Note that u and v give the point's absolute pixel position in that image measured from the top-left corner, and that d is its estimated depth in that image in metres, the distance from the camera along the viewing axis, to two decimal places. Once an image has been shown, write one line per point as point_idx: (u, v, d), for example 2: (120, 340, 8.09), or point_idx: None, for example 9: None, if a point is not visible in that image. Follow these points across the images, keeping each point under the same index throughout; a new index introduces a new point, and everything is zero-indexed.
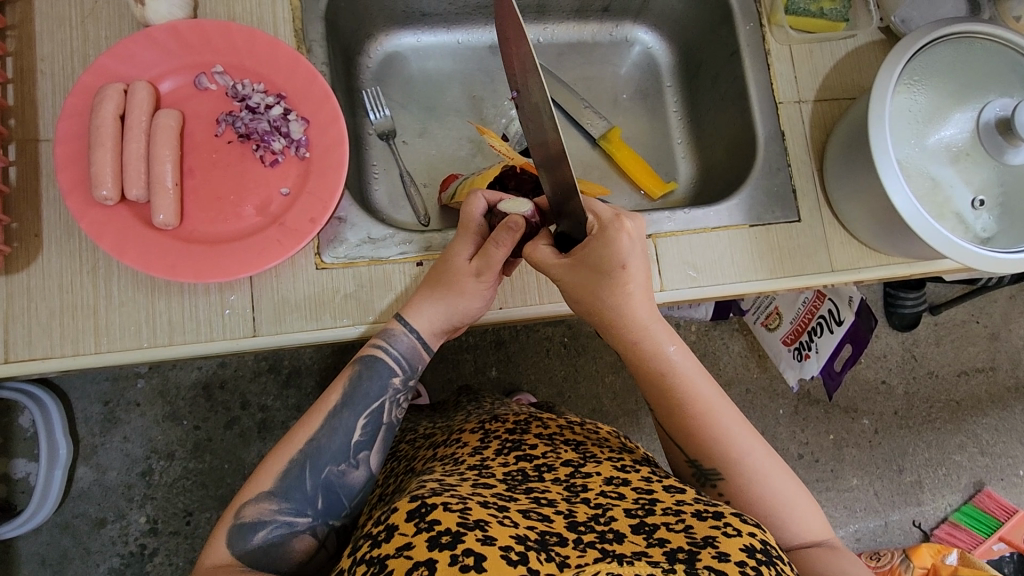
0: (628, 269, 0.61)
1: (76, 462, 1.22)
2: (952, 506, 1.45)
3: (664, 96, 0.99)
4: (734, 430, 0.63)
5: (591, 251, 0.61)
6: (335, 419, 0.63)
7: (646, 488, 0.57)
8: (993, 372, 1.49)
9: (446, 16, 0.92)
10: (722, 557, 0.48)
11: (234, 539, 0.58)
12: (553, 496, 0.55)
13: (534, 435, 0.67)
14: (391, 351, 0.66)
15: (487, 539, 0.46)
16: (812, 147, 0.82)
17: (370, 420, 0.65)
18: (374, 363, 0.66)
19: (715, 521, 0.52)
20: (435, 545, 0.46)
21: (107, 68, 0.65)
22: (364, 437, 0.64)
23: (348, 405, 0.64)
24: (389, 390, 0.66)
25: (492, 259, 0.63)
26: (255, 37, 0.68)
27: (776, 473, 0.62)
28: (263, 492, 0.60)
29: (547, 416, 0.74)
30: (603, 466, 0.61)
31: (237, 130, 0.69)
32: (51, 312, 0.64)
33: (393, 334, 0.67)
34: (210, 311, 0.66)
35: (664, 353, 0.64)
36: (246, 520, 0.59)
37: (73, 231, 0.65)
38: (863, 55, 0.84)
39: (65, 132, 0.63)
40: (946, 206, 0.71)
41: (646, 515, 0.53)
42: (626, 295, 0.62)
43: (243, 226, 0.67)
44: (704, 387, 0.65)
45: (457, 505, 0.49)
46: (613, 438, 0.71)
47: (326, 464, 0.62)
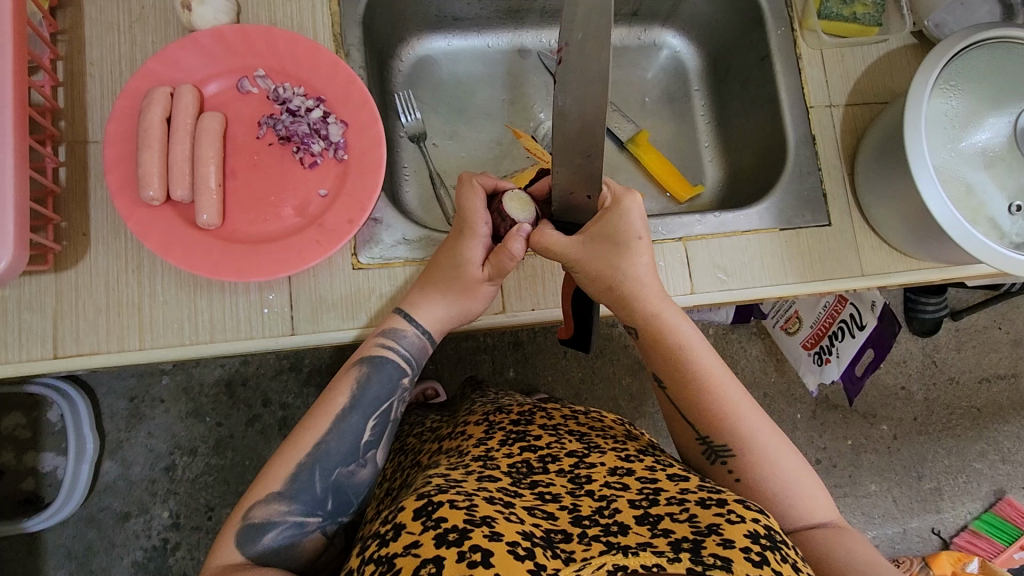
0: (638, 242, 0.64)
1: (101, 456, 1.24)
2: (972, 514, 1.44)
3: (692, 99, 0.99)
4: (744, 407, 0.63)
5: (606, 223, 0.64)
6: (343, 421, 0.64)
7: (650, 477, 0.58)
8: (1016, 379, 1.48)
9: (478, 20, 0.93)
10: (726, 543, 0.48)
11: (247, 542, 0.58)
12: (558, 490, 0.57)
13: (538, 427, 0.69)
14: (398, 350, 0.67)
15: (494, 535, 0.47)
16: (842, 151, 0.82)
17: (377, 420, 0.66)
18: (381, 363, 0.67)
19: (718, 508, 0.52)
20: (442, 543, 0.47)
21: (156, 71, 0.67)
22: (373, 435, 0.65)
23: (355, 406, 0.65)
24: (398, 389, 0.67)
25: (506, 267, 0.66)
26: (297, 41, 0.69)
27: (783, 451, 0.62)
28: (273, 494, 0.60)
29: (552, 408, 0.76)
30: (607, 456, 0.62)
31: (279, 132, 0.70)
32: (97, 309, 0.65)
33: (400, 334, 0.68)
34: (249, 310, 0.68)
35: (675, 327, 0.66)
36: (256, 520, 0.59)
37: (119, 230, 0.66)
38: (895, 60, 0.84)
39: (114, 134, 0.65)
40: (979, 211, 0.71)
41: (650, 505, 0.54)
42: (636, 269, 0.65)
43: (283, 226, 0.69)
44: (714, 364, 0.66)
45: (464, 502, 0.50)
46: (618, 426, 0.75)
47: (335, 466, 0.63)
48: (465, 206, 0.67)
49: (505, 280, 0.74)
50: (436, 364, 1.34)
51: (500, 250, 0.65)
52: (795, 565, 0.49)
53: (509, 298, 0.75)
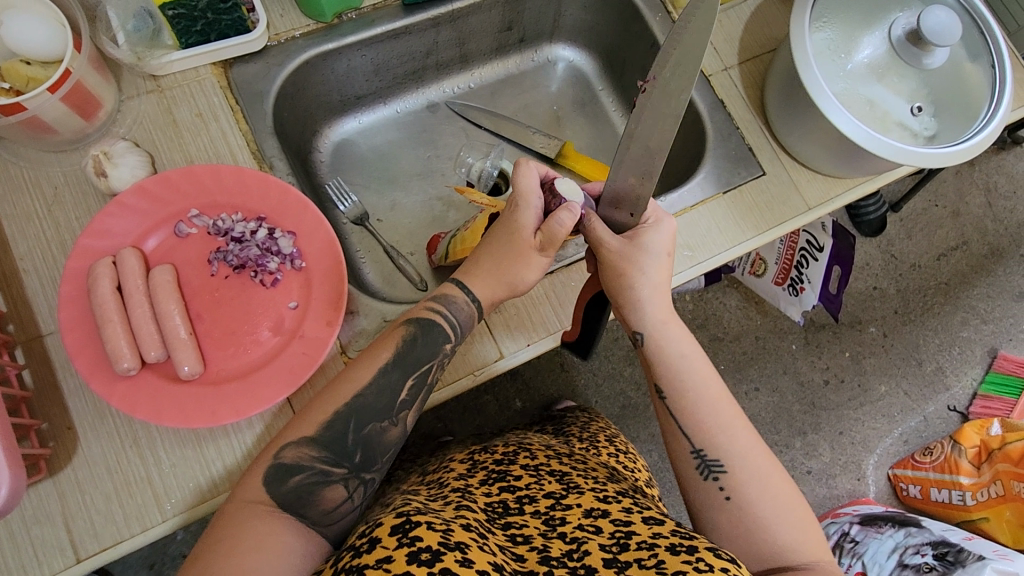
0: (659, 259, 0.67)
1: None
2: (977, 380, 1.51)
3: (600, 99, 1.04)
4: (732, 421, 0.65)
5: (644, 233, 0.67)
6: (382, 376, 0.62)
7: (624, 518, 0.58)
8: (968, 246, 1.57)
9: (380, 92, 0.95)
10: None
11: (272, 481, 0.56)
12: (529, 532, 0.58)
13: (519, 465, 0.71)
14: (450, 317, 0.66)
15: (466, 560, 0.47)
16: (751, 104, 0.87)
17: (416, 380, 0.64)
18: (431, 328, 0.65)
19: (687, 555, 0.51)
20: (415, 561, 0.46)
21: (91, 246, 0.66)
22: (409, 397, 0.63)
23: (398, 364, 0.63)
24: (439, 354, 0.66)
25: (558, 236, 0.64)
26: (221, 171, 0.69)
27: (772, 474, 0.63)
28: (304, 439, 0.59)
29: (537, 449, 0.77)
30: (584, 497, 0.63)
31: (231, 263, 0.70)
32: (106, 497, 0.63)
33: (453, 302, 0.67)
34: (260, 443, 0.66)
35: (670, 338, 0.68)
36: (285, 463, 0.57)
37: (104, 411, 0.64)
38: (766, 10, 0.90)
39: (68, 320, 0.63)
40: (887, 119, 0.77)
41: (619, 551, 0.54)
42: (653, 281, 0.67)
43: (265, 350, 0.68)
44: (707, 375, 0.68)
45: (440, 526, 0.50)
46: (600, 468, 0.75)
47: (369, 420, 0.61)
48: (518, 180, 0.66)
49: (493, 326, 0.75)
50: (447, 419, 1.33)
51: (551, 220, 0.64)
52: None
53: (502, 342, 0.75)
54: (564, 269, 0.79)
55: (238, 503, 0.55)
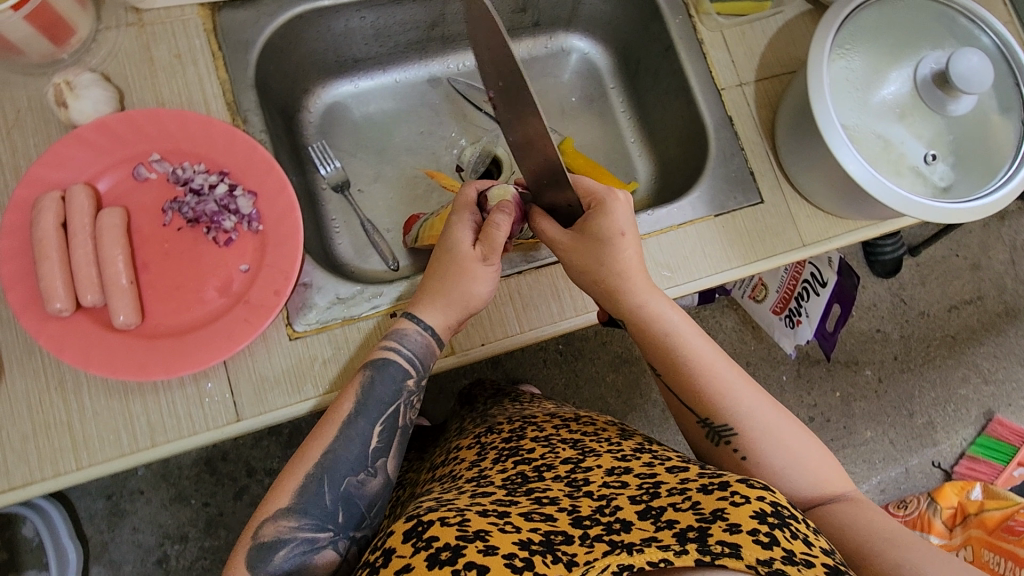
0: (620, 239, 0.65)
1: (88, 563, 1.20)
2: (967, 440, 1.46)
3: (610, 97, 0.99)
4: (735, 384, 0.63)
5: (592, 221, 0.65)
6: (350, 428, 0.61)
7: (648, 471, 0.56)
8: (982, 301, 1.51)
9: (380, 58, 0.91)
10: (733, 528, 0.46)
11: (256, 561, 0.56)
12: (555, 493, 0.55)
13: (530, 439, 0.68)
14: (403, 351, 0.65)
15: (489, 548, 0.46)
16: (761, 126, 0.82)
17: (384, 426, 0.63)
18: (385, 366, 0.64)
19: (721, 491, 0.49)
20: (435, 562, 0.46)
21: (42, 176, 0.64)
22: (380, 443, 0.63)
23: (362, 412, 0.62)
24: (403, 393, 0.65)
25: (495, 240, 0.63)
26: (188, 118, 0.67)
27: (784, 423, 0.62)
28: (281, 510, 0.57)
29: (541, 420, 0.75)
30: (603, 459, 0.60)
31: (186, 215, 0.67)
32: (24, 436, 0.62)
33: (404, 334, 0.66)
34: (188, 405, 0.65)
35: (658, 315, 0.66)
36: (265, 539, 0.56)
37: (33, 348, 0.63)
38: (795, 28, 0.84)
39: (7, 251, 0.61)
40: (901, 162, 0.71)
41: (651, 499, 0.51)
42: (620, 264, 0.65)
43: (208, 310, 0.66)
44: (700, 343, 0.66)
45: (455, 517, 0.49)
46: (612, 427, 0.72)
47: (344, 477, 0.60)
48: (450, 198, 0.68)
49: None
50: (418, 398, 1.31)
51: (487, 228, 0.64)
52: (806, 540, 0.47)
53: (456, 338, 0.72)
54: (534, 270, 0.75)
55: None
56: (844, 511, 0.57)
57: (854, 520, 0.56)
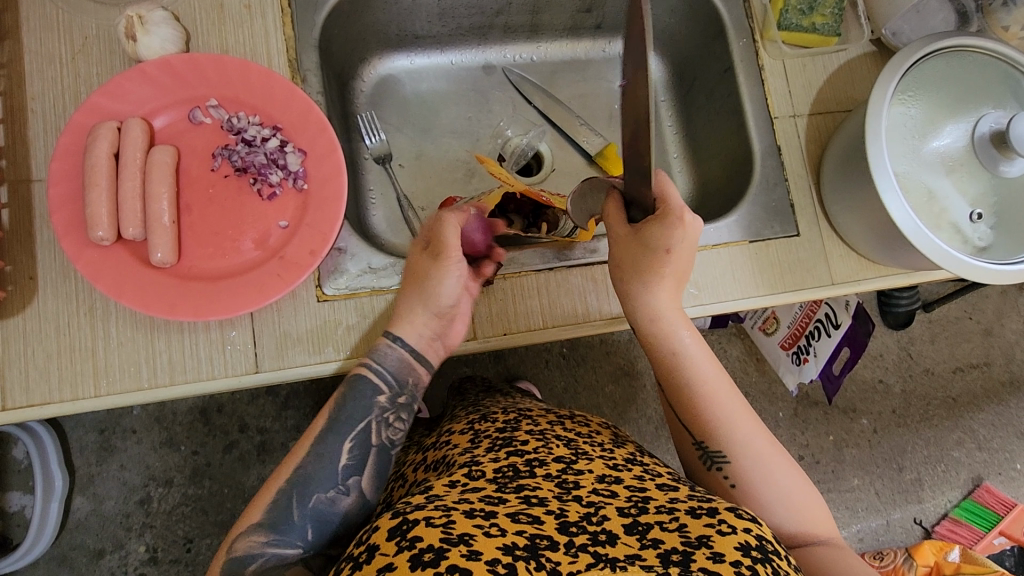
0: (663, 255, 0.65)
1: (72, 492, 1.22)
2: (952, 502, 1.46)
3: (660, 111, 0.99)
4: (736, 414, 0.63)
5: (648, 227, 0.65)
6: (320, 444, 0.60)
7: (638, 485, 0.56)
8: (989, 367, 1.51)
9: (440, 38, 0.92)
10: (716, 557, 0.47)
11: (227, 574, 0.55)
12: (544, 494, 0.53)
13: (524, 431, 0.66)
14: (376, 368, 0.65)
15: (473, 553, 0.45)
16: (808, 160, 0.82)
17: (355, 445, 0.61)
18: (358, 382, 0.63)
19: (709, 518, 0.51)
20: (418, 564, 0.44)
21: (101, 105, 0.64)
22: (352, 460, 0.61)
23: (332, 429, 0.61)
24: (375, 410, 0.63)
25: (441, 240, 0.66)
26: (250, 68, 0.67)
27: (777, 459, 0.62)
28: (251, 526, 0.57)
29: (537, 415, 0.73)
30: (595, 464, 0.59)
31: (234, 164, 0.68)
32: (47, 355, 0.63)
33: (379, 351, 0.65)
34: (210, 349, 0.65)
35: (669, 332, 0.66)
36: (236, 554, 0.56)
37: (68, 271, 0.64)
38: (856, 68, 0.84)
39: (58, 172, 0.62)
40: (942, 217, 0.71)
41: (639, 514, 0.52)
42: (654, 275, 0.66)
43: (242, 260, 0.66)
44: (707, 368, 0.66)
45: (441, 519, 0.48)
46: (605, 431, 0.71)
47: (313, 493, 0.58)
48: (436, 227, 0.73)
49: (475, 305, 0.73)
50: None
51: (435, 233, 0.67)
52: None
53: (479, 324, 0.73)
54: (565, 269, 0.75)
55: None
56: (827, 553, 0.57)
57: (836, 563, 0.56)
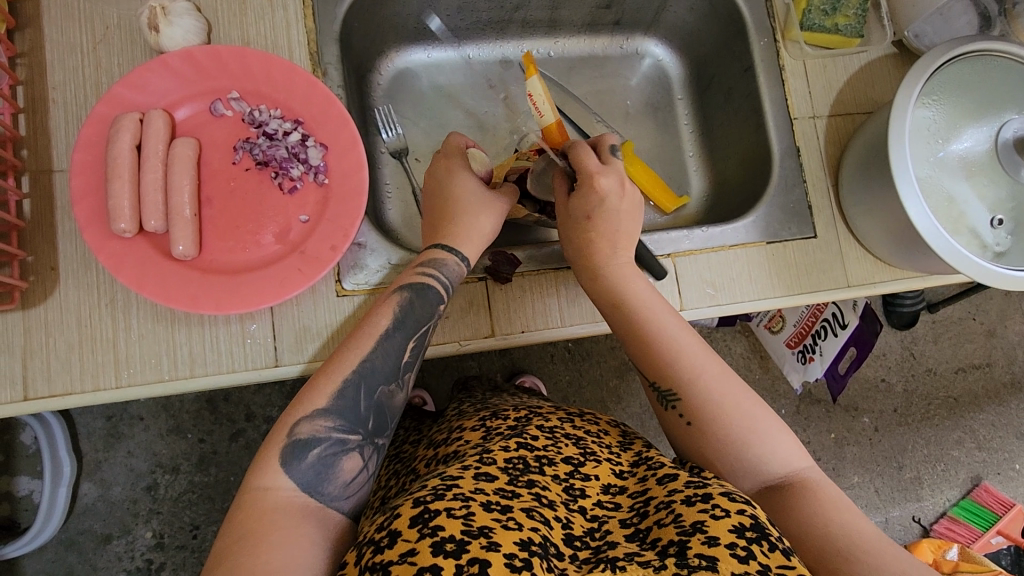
0: (597, 212, 0.67)
1: (80, 477, 1.22)
2: (950, 501, 1.47)
3: (676, 108, 0.99)
4: (690, 352, 0.62)
5: (580, 198, 0.67)
6: (387, 340, 0.62)
7: (641, 491, 0.56)
8: (990, 368, 1.51)
9: (458, 32, 0.91)
10: (711, 541, 0.46)
11: (289, 458, 0.54)
12: (552, 497, 0.53)
13: (534, 427, 0.63)
14: (441, 277, 0.66)
15: (492, 545, 0.45)
16: (826, 162, 0.82)
17: (417, 342, 0.64)
18: (425, 289, 0.65)
19: (703, 504, 0.49)
20: (440, 552, 0.43)
21: (123, 96, 0.64)
22: (411, 358, 0.63)
23: (399, 327, 0.63)
24: (436, 316, 0.66)
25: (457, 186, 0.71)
26: (272, 62, 0.67)
27: (734, 393, 0.59)
28: (317, 411, 0.56)
29: (546, 412, 0.70)
30: (601, 468, 0.59)
31: (256, 157, 0.68)
32: (68, 346, 0.63)
33: (442, 263, 0.68)
34: (231, 342, 0.65)
35: (617, 281, 0.67)
36: (300, 437, 0.55)
37: (90, 263, 0.64)
38: (875, 70, 0.84)
39: (81, 163, 0.62)
40: (960, 221, 0.71)
41: (640, 522, 0.52)
42: (595, 230, 0.67)
43: (263, 255, 0.66)
44: (659, 311, 0.65)
45: (461, 510, 0.47)
46: (613, 431, 0.67)
47: (378, 385, 0.60)
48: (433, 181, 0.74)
49: (494, 302, 0.73)
50: (424, 372, 1.32)
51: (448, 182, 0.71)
52: (786, 552, 0.46)
53: (498, 321, 0.73)
54: None
55: (255, 491, 0.52)
56: (794, 495, 0.55)
57: (807, 505, 0.53)
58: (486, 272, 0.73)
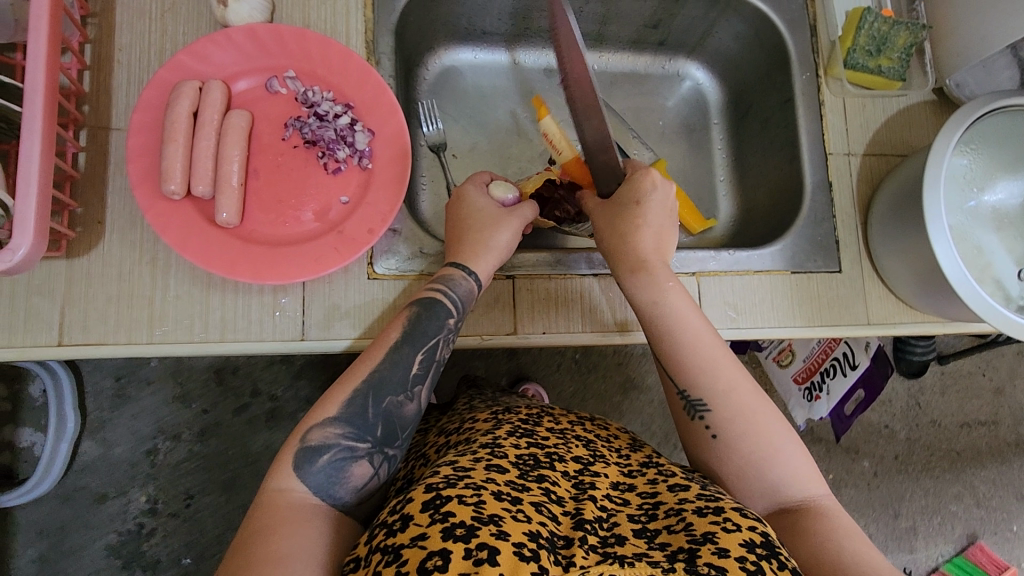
0: (638, 207, 0.68)
1: (83, 435, 1.24)
2: (943, 556, 1.45)
3: (711, 132, 1.00)
4: (722, 365, 0.62)
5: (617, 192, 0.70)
6: (395, 353, 0.62)
7: (651, 491, 0.56)
8: (996, 426, 1.50)
9: (507, 36, 0.94)
10: (721, 553, 0.46)
11: (300, 462, 0.55)
12: (561, 492, 0.53)
13: (545, 427, 0.64)
14: (451, 295, 0.66)
15: (501, 534, 0.44)
16: (857, 199, 0.83)
17: (426, 356, 0.64)
18: (433, 304, 0.66)
19: (715, 517, 0.49)
20: (450, 537, 0.44)
21: (186, 64, 0.67)
22: (420, 370, 0.63)
23: (408, 341, 0.63)
24: (444, 330, 0.65)
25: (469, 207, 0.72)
26: (331, 46, 0.69)
27: (761, 413, 0.60)
28: (328, 418, 0.58)
29: (559, 412, 0.71)
30: (610, 469, 0.60)
31: (305, 135, 0.70)
32: (107, 299, 0.65)
33: (453, 280, 0.67)
34: (262, 312, 0.67)
35: (658, 285, 0.66)
36: (311, 444, 0.56)
37: (136, 221, 0.66)
38: (914, 113, 0.86)
39: (138, 123, 0.64)
40: (986, 270, 0.72)
41: (648, 522, 0.52)
42: (634, 229, 0.68)
43: (302, 231, 0.68)
44: (693, 321, 0.65)
45: (472, 498, 0.47)
46: (623, 435, 0.69)
47: (387, 395, 0.60)
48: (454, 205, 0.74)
49: (518, 301, 0.74)
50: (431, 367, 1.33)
51: (463, 205, 0.72)
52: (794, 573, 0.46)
53: (521, 320, 0.74)
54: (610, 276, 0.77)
55: (269, 493, 0.53)
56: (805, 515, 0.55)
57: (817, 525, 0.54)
58: (512, 270, 0.75)
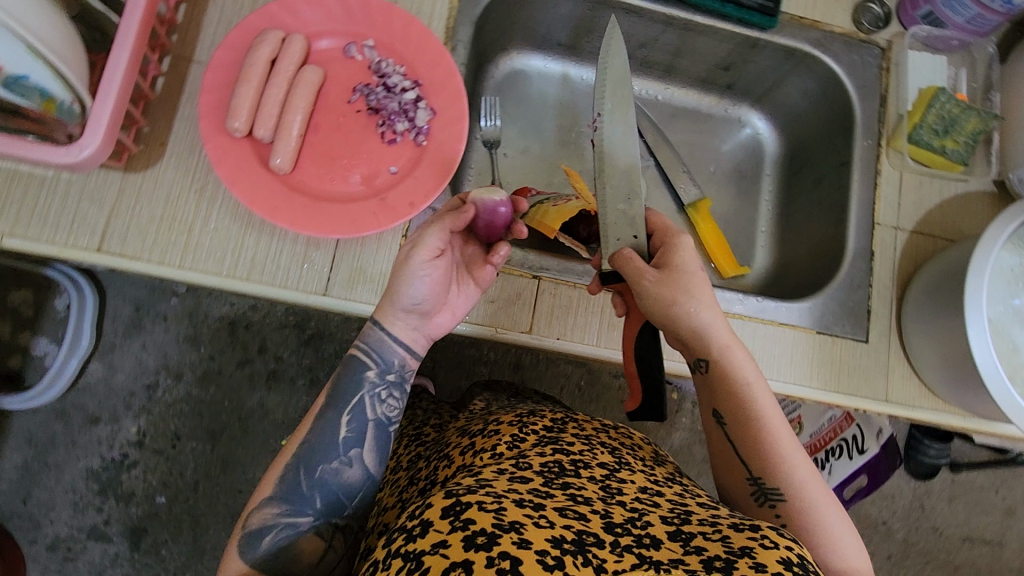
0: (695, 274, 0.64)
1: (92, 355, 1.27)
2: None
3: (761, 183, 1.00)
4: (796, 453, 0.59)
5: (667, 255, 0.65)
6: (320, 419, 0.61)
7: (680, 501, 0.54)
8: (1000, 548, 1.44)
9: (580, 51, 0.96)
10: (758, 566, 0.42)
11: (245, 548, 0.57)
12: (589, 495, 0.51)
13: (569, 433, 0.64)
14: (368, 348, 0.63)
15: (523, 542, 0.42)
16: (897, 274, 0.82)
17: (354, 417, 0.62)
18: (351, 362, 0.63)
19: (751, 531, 0.46)
20: (471, 545, 0.42)
21: (275, 14, 0.70)
22: (351, 433, 0.61)
23: (332, 404, 0.62)
24: (366, 385, 0.63)
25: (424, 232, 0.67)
26: (413, 25, 0.72)
27: (832, 504, 0.57)
28: (264, 498, 0.58)
29: (582, 419, 0.70)
30: (636, 476, 0.57)
31: (369, 102, 0.72)
32: (151, 217, 0.67)
33: (368, 332, 0.64)
34: (291, 261, 0.69)
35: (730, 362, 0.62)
36: (252, 528, 0.57)
37: (196, 150, 0.69)
38: (971, 201, 0.84)
39: (220, 60, 0.67)
40: (1018, 370, 0.70)
41: (682, 524, 0.49)
42: (695, 298, 0.62)
43: (347, 191, 0.70)
44: (766, 402, 0.61)
45: (493, 505, 0.46)
46: (646, 447, 0.68)
47: (318, 464, 0.60)
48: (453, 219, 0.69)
49: (539, 303, 0.75)
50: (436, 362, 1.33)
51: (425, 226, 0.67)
52: None
53: (537, 321, 0.75)
54: None
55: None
56: None
57: None
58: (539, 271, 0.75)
